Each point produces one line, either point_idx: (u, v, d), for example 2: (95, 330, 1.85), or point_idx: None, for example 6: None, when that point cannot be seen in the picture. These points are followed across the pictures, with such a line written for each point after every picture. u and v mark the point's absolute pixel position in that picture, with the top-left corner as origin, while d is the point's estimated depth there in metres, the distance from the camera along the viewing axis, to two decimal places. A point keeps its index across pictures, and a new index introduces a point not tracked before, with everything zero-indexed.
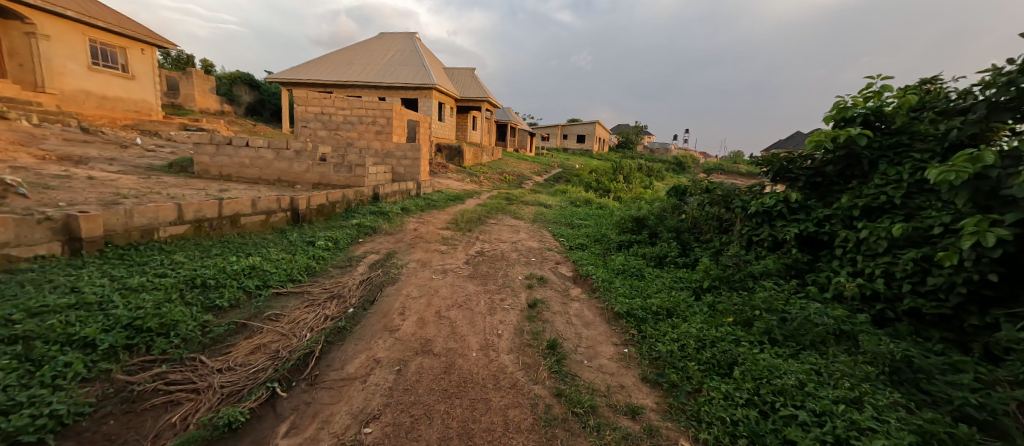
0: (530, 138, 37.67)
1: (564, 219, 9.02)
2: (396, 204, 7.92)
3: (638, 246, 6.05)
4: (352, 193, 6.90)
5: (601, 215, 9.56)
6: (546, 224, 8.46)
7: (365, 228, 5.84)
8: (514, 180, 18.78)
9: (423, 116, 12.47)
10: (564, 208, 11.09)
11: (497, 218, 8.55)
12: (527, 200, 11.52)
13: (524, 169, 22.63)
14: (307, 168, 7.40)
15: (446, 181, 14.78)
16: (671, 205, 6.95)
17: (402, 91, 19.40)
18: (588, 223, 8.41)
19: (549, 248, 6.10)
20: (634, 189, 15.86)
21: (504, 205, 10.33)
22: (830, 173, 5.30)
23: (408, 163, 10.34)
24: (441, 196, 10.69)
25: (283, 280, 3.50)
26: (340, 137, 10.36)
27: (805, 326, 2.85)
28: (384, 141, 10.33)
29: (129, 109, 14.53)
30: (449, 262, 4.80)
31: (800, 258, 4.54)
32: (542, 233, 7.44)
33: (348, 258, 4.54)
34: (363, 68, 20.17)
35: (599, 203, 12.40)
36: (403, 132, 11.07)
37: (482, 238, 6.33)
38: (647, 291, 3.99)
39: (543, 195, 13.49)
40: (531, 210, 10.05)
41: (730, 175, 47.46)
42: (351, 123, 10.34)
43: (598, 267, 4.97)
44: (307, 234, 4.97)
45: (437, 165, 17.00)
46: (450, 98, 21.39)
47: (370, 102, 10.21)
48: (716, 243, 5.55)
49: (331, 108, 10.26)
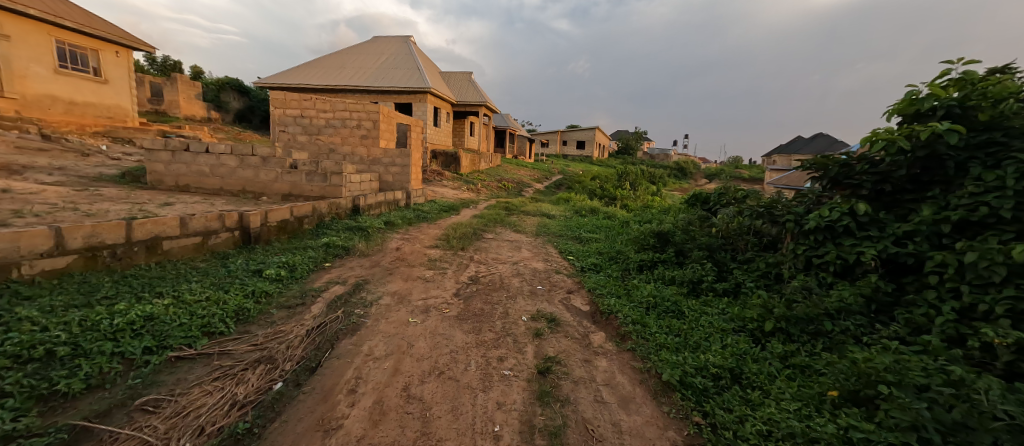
0: (528, 145, 36.90)
1: (570, 232, 8.02)
2: (379, 218, 6.93)
3: (664, 267, 5.04)
4: (325, 205, 5.91)
5: (612, 226, 8.58)
6: (550, 238, 7.46)
7: (336, 249, 4.83)
8: (513, 187, 17.84)
9: (415, 120, 11.52)
10: (569, 218, 10.09)
11: (495, 232, 7.56)
12: (529, 209, 10.54)
13: (524, 176, 21.70)
14: (275, 177, 6.42)
15: (441, 189, 13.84)
16: (698, 217, 5.97)
17: (395, 95, 18.51)
18: (599, 237, 7.42)
19: (556, 270, 5.10)
20: (641, 196, 14.93)
21: (504, 216, 9.36)
22: (900, 178, 4.31)
23: (396, 170, 9.36)
24: (433, 206, 9.72)
25: (190, 336, 2.47)
26: (321, 142, 9.40)
27: (968, 417, 1.78)
28: (371, 146, 9.36)
29: (101, 115, 13.60)
30: (433, 295, 3.78)
31: (882, 289, 3.54)
32: (547, 250, 6.44)
33: (302, 293, 3.51)
34: (355, 72, 19.31)
35: (607, 213, 11.41)
36: (392, 136, 10.11)
37: (476, 258, 5.33)
38: (695, 339, 2.98)
39: (545, 203, 12.53)
40: (533, 222, 9.06)
41: (733, 181, 46.59)
42: (334, 127, 9.37)
43: (622, 298, 3.97)
44: (255, 260, 3.96)
45: (432, 172, 16.06)
46: (445, 102, 20.51)
47: (354, 104, 9.25)
48: (761, 265, 4.55)
49: (312, 111, 9.32)
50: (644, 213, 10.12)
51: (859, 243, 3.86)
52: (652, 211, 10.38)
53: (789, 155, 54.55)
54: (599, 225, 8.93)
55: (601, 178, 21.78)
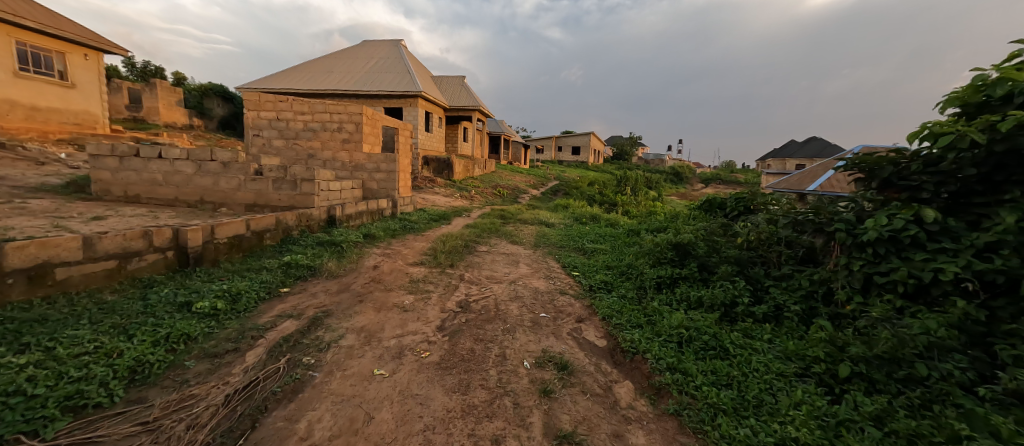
0: (523, 151, 36.35)
1: (573, 243, 7.26)
2: (359, 230, 6.16)
3: (687, 285, 4.32)
4: (292, 216, 5.13)
5: (619, 236, 7.84)
6: (551, 250, 6.69)
7: (298, 270, 4.03)
8: (509, 194, 17.10)
9: (403, 123, 10.77)
10: (571, 227, 9.33)
11: (490, 243, 6.77)
12: (526, 217, 9.78)
13: (519, 183, 20.97)
14: (237, 185, 5.63)
15: (432, 197, 13.10)
16: (720, 225, 5.26)
17: (385, 99, 17.80)
18: (605, 249, 6.68)
19: (561, 291, 4.34)
20: (643, 202, 14.28)
21: (501, 226, 8.59)
22: (968, 178, 3.60)
23: (381, 177, 8.57)
24: (422, 216, 8.97)
25: (37, 416, 1.71)
26: (299, 147, 8.61)
27: None
28: (353, 150, 8.57)
29: (67, 121, 12.73)
30: (409, 330, 3.00)
31: (972, 317, 2.80)
32: (548, 264, 5.68)
33: (239, 333, 2.72)
34: (343, 76, 18.59)
35: (610, 220, 10.66)
36: (379, 140, 9.33)
37: (467, 278, 4.53)
38: (753, 395, 2.25)
39: (543, 211, 11.81)
40: (531, 231, 8.27)
41: (730, 185, 46.16)
42: (313, 130, 8.60)
43: (646, 329, 3.22)
44: (188, 288, 3.17)
45: (423, 179, 15.30)
46: (437, 107, 19.82)
47: (335, 105, 8.48)
48: (804, 283, 3.83)
49: (289, 113, 8.55)
50: (651, 220, 9.40)
51: (933, 258, 3.14)
52: (659, 217, 9.65)
53: (785, 159, 54.40)
54: (604, 235, 8.17)
55: (599, 184, 21.09)
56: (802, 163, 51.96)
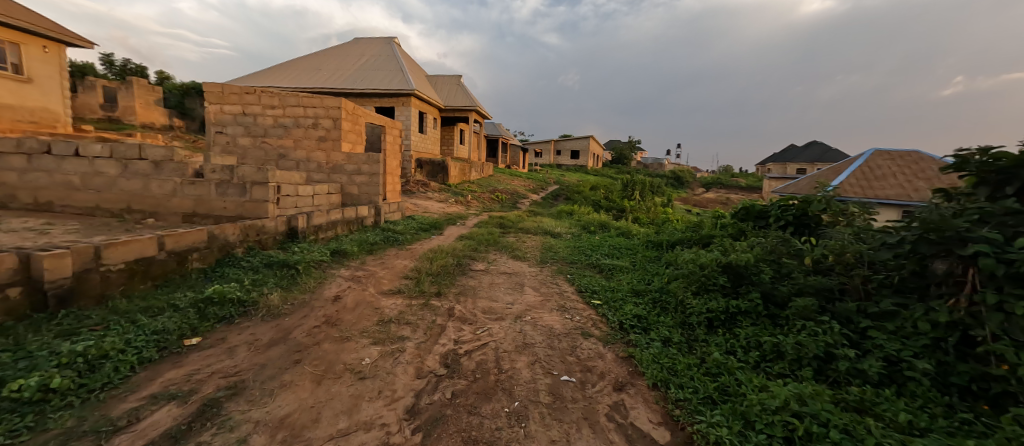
0: (522, 154, 35.33)
1: (587, 259, 6.12)
2: (328, 244, 5.04)
3: (752, 325, 3.24)
4: (235, 229, 4.01)
5: (638, 251, 6.72)
6: (562, 268, 5.56)
7: (221, 308, 2.91)
8: (507, 199, 15.99)
9: (392, 121, 9.66)
10: (581, 238, 8.19)
11: (488, 260, 5.63)
12: (528, 226, 8.65)
13: (518, 187, 19.86)
14: (172, 190, 4.52)
15: (424, 203, 12.02)
16: (779, 240, 4.19)
17: (375, 98, 16.70)
18: (627, 269, 5.57)
19: (584, 333, 3.23)
20: (652, 207, 13.25)
21: (500, 237, 7.46)
22: None
23: (362, 180, 7.43)
24: (410, 224, 7.85)
25: None
26: (268, 146, 7.49)
27: None
28: (330, 150, 7.44)
29: (22, 119, 11.58)
30: (360, 422, 1.89)
31: None
32: (561, 289, 4.56)
33: (59, 444, 1.60)
34: (331, 73, 17.49)
35: (622, 230, 9.54)
36: (362, 138, 8.20)
37: (457, 313, 3.40)
38: None
39: (546, 218, 10.74)
40: (536, 243, 7.15)
41: (732, 189, 45.34)
42: (284, 126, 7.47)
43: (725, 412, 2.12)
44: (18, 350, 2.05)
45: (415, 184, 14.17)
46: (432, 107, 18.76)
47: (310, 97, 7.35)
48: (926, 328, 2.75)
49: (256, 107, 7.42)
50: (671, 230, 8.29)
51: None
52: (679, 226, 8.53)
53: (786, 163, 53.72)
54: (621, 248, 7.04)
55: (602, 189, 20.02)
56: (804, 167, 51.22)
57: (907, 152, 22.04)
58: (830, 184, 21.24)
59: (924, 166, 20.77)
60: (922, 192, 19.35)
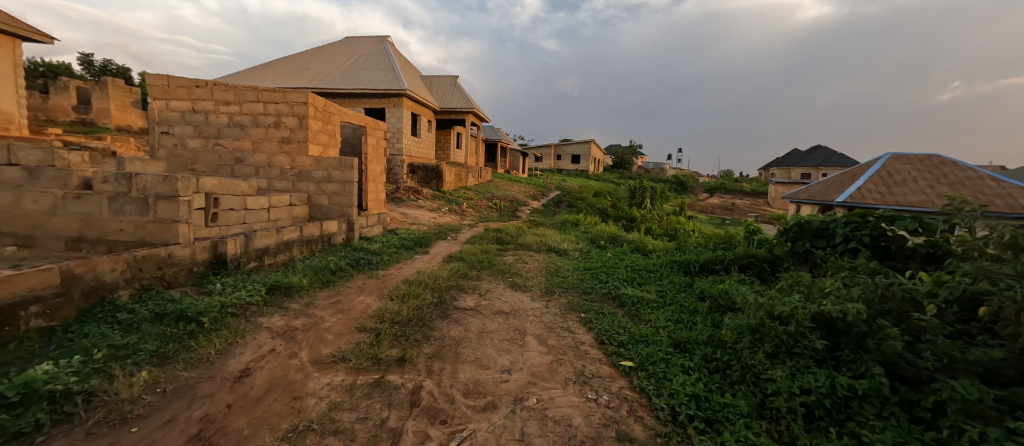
0: (521, 159, 34.28)
1: (603, 288, 4.92)
2: (270, 276, 3.87)
3: (886, 427, 2.06)
4: (117, 264, 2.84)
5: (664, 276, 5.51)
6: (574, 303, 4.39)
7: (14, 417, 1.73)
8: (506, 207, 14.84)
9: (375, 120, 8.49)
10: (591, 255, 7.01)
11: (480, 292, 4.44)
12: (528, 241, 7.49)
13: (517, 194, 18.70)
14: (52, 206, 3.35)
15: (415, 212, 10.90)
16: (880, 276, 3.04)
17: (365, 99, 15.59)
18: (656, 304, 4.37)
19: (620, 438, 2.06)
20: (664, 216, 12.12)
21: (496, 256, 6.27)
22: None
23: (332, 188, 6.25)
24: (391, 240, 6.69)
25: None
26: (222, 149, 6.32)
27: None
28: (296, 153, 6.25)
29: None
30: None
31: None
32: (576, 339, 3.36)
33: None
34: (319, 73, 16.38)
35: (636, 244, 8.35)
36: (337, 140, 7.00)
37: (423, 401, 2.22)
38: None
39: (549, 230, 9.60)
40: (539, 265, 5.96)
41: (736, 194, 44.23)
42: (240, 125, 6.29)
43: None
44: None
45: (405, 191, 13.03)
46: (426, 109, 17.68)
47: (270, 91, 6.16)
48: None
49: (208, 104, 6.27)
50: (695, 246, 7.10)
51: None
52: (704, 241, 7.34)
53: (790, 167, 52.73)
54: (641, 271, 5.84)
55: (607, 195, 18.88)
56: (809, 172, 50.22)
57: (926, 156, 20.97)
58: (847, 190, 20.15)
59: (946, 170, 19.67)
60: (945, 198, 18.25)
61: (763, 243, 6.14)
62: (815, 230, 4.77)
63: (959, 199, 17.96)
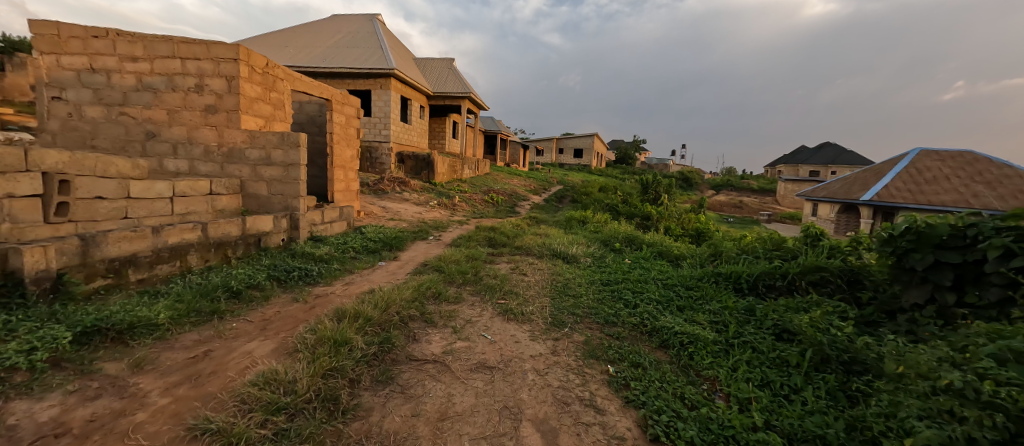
0: (521, 152, 32.69)
1: (634, 319, 3.44)
2: (114, 305, 2.42)
3: None
4: None
5: (713, 299, 4.03)
6: (595, 344, 2.95)
7: None
8: (504, 201, 13.34)
9: (344, 93, 6.96)
10: (606, 264, 5.51)
11: (456, 328, 2.96)
12: (528, 244, 6.01)
13: (516, 187, 17.19)
14: None
15: (398, 206, 9.44)
16: None
17: (348, 79, 14.03)
18: (718, 350, 2.91)
19: None
20: (683, 214, 10.62)
21: (485, 265, 4.79)
22: None
23: (272, 172, 4.76)
24: (353, 240, 5.23)
25: None
26: (130, 120, 4.84)
27: None
28: (224, 126, 4.75)
29: None
30: None
31: None
32: (609, 433, 1.91)
33: None
34: (299, 50, 14.81)
35: (658, 248, 6.85)
36: (288, 112, 5.50)
37: None
38: None
39: (553, 228, 8.14)
40: (542, 278, 4.47)
41: (744, 192, 42.68)
42: (151, 89, 4.80)
43: None
44: None
45: (390, 182, 11.50)
46: (418, 93, 16.12)
47: (189, 43, 4.67)
48: None
49: (110, 60, 4.78)
50: (739, 253, 5.61)
51: None
52: (748, 247, 5.84)
53: (799, 164, 51.18)
54: (677, 288, 4.36)
55: (613, 190, 17.40)
56: (819, 169, 48.67)
57: (958, 152, 19.47)
58: (873, 188, 18.66)
59: (980, 168, 18.19)
60: (982, 198, 16.77)
61: (837, 252, 4.64)
62: (941, 239, 3.29)
63: (997, 199, 16.50)
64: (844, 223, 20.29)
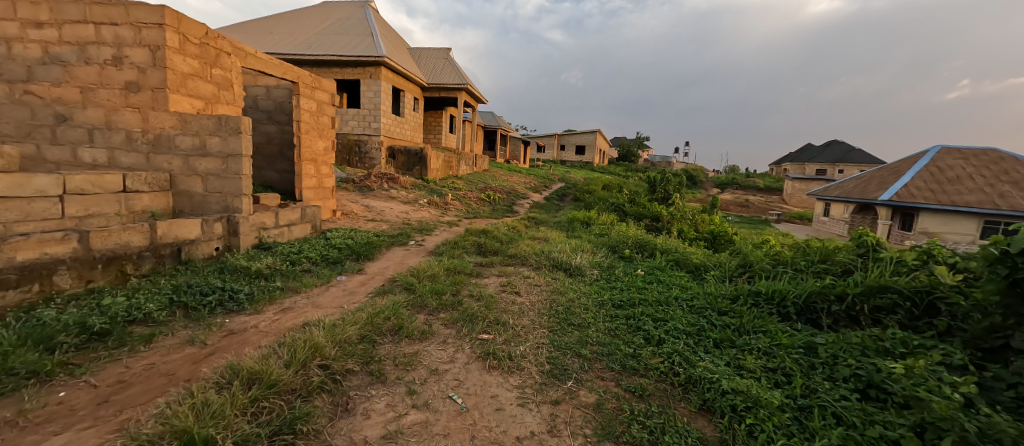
0: (522, 148, 31.74)
1: (662, 363, 2.54)
2: None
3: None
4: None
5: (758, 332, 3.13)
6: (611, 411, 2.06)
7: None
8: (501, 200, 12.44)
9: (316, 76, 6.06)
10: (617, 277, 4.60)
11: (411, 386, 2.06)
12: (523, 251, 5.11)
13: (515, 185, 16.28)
14: None
15: (383, 205, 8.56)
16: None
17: (336, 68, 13.11)
18: (791, 421, 2.01)
19: None
20: (697, 215, 9.71)
21: (469, 281, 3.90)
22: None
23: (207, 165, 3.87)
24: (312, 248, 4.34)
25: None
26: (35, 100, 3.92)
27: None
28: (149, 107, 3.86)
29: None
30: None
31: None
32: None
33: None
34: (284, 37, 13.87)
35: (675, 255, 5.95)
36: (237, 93, 4.59)
37: None
38: None
39: (554, 232, 7.25)
40: (539, 298, 3.57)
41: (750, 190, 41.67)
42: (60, 61, 3.90)
43: None
44: None
45: (377, 179, 10.60)
46: (412, 85, 15.19)
47: (103, 5, 3.77)
48: None
49: (9, 25, 3.86)
50: (775, 265, 4.71)
51: None
52: (784, 257, 4.94)
53: (805, 162, 50.14)
54: (709, 314, 3.46)
55: (617, 188, 16.48)
56: (826, 167, 47.61)
57: (981, 150, 18.48)
58: (892, 187, 17.68)
59: (1005, 167, 17.22)
60: (1009, 198, 15.80)
61: (904, 268, 3.74)
62: None
63: None
64: (859, 224, 19.35)
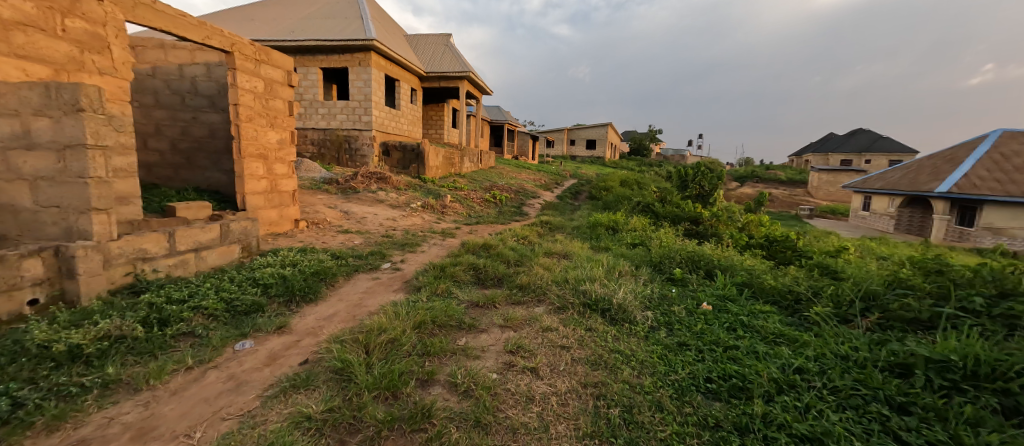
0: (532, 144, 30.14)
1: None
2: None
3: None
4: None
5: None
6: None
7: None
8: (508, 200, 10.94)
9: (262, 46, 4.59)
10: (684, 323, 3.04)
11: None
12: (539, 279, 3.58)
13: (524, 183, 14.72)
14: None
15: (367, 210, 7.12)
16: None
17: (322, 56, 11.56)
18: None
19: None
20: (744, 215, 8.07)
21: (454, 345, 2.39)
22: None
23: (35, 163, 2.43)
24: (223, 282, 2.89)
25: None
26: None
27: None
28: None
29: None
30: None
31: None
32: None
33: None
34: (265, 23, 12.45)
35: (746, 276, 4.35)
36: (115, 59, 3.12)
37: None
38: None
39: (576, 243, 5.72)
40: (572, 386, 2.04)
41: (771, 183, 39.48)
42: None
43: None
44: None
45: (365, 179, 9.18)
46: (408, 74, 13.72)
47: None
48: None
49: None
50: (923, 302, 3.10)
51: None
52: (926, 285, 3.32)
53: (830, 153, 47.60)
54: (892, 420, 1.89)
55: (638, 185, 14.87)
56: (852, 158, 45.06)
57: None
58: (949, 178, 15.70)
59: None
60: None
61: None
62: None
63: None
64: (906, 219, 17.41)
